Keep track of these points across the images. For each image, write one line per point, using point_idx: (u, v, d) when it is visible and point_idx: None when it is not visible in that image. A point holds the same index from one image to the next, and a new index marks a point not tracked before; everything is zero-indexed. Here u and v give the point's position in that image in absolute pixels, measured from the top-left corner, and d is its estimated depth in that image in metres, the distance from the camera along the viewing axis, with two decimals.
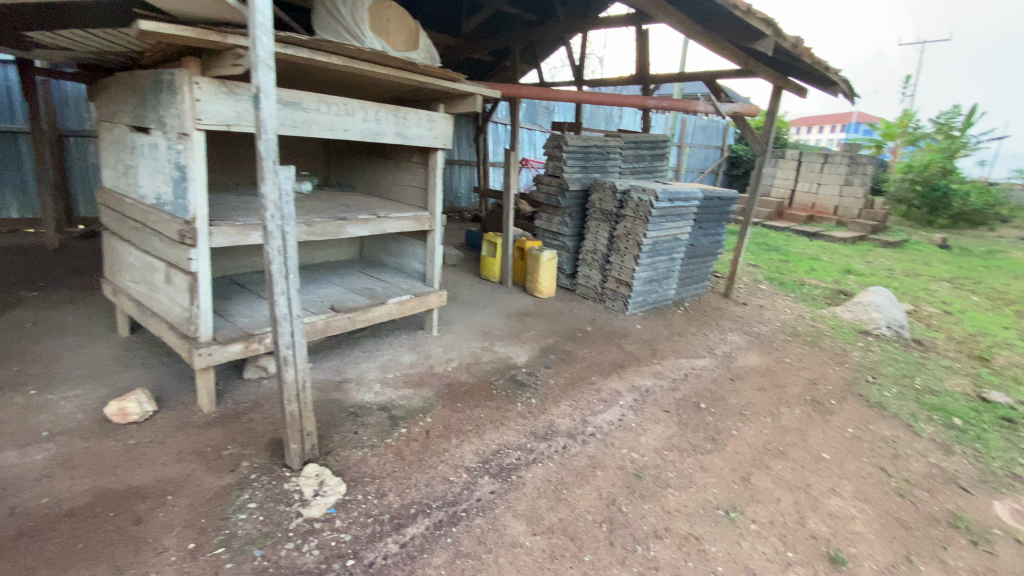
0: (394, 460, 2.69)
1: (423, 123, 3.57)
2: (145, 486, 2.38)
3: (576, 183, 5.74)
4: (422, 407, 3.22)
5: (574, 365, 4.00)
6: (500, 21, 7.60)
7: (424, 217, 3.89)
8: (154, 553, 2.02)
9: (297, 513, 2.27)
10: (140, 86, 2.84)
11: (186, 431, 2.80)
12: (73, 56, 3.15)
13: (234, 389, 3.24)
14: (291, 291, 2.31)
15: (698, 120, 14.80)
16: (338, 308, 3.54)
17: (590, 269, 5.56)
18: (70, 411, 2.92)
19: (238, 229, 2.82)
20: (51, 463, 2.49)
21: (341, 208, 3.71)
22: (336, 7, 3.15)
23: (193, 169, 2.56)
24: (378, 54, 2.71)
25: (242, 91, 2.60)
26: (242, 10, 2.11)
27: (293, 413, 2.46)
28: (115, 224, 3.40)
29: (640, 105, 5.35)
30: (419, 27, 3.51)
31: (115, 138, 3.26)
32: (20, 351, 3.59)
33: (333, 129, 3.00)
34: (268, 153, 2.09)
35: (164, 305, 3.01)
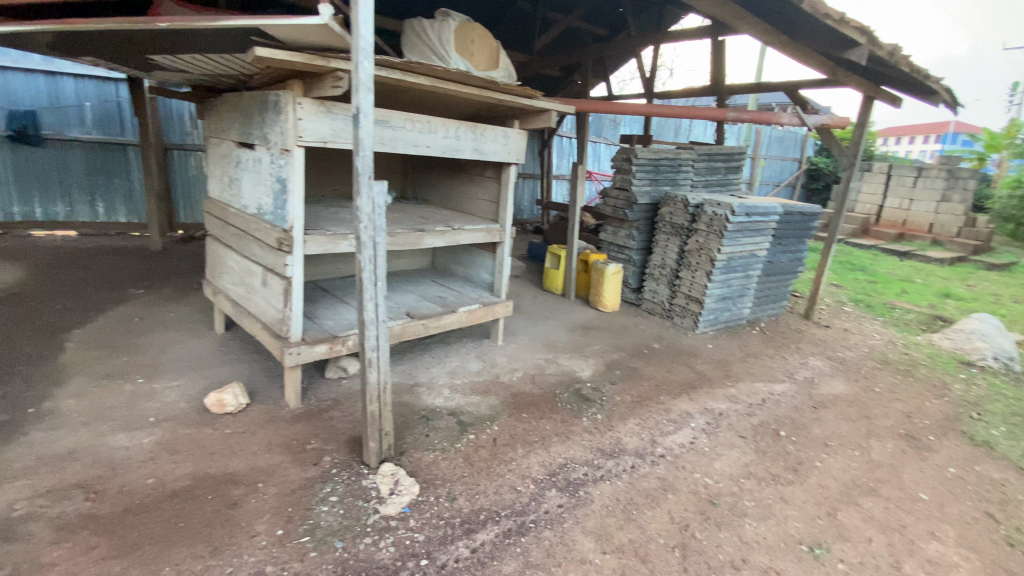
0: (464, 465, 2.75)
1: (499, 139, 3.67)
2: (238, 473, 2.58)
3: (645, 196, 5.66)
4: (490, 415, 3.28)
5: (642, 383, 3.92)
6: (571, 36, 7.67)
7: (495, 229, 3.98)
8: (246, 537, 2.18)
9: (375, 509, 2.38)
10: (247, 105, 3.13)
11: (274, 424, 3.01)
12: (191, 79, 3.50)
13: (315, 387, 3.46)
14: (378, 297, 2.45)
15: (775, 131, 14.18)
16: (413, 315, 3.69)
17: (658, 284, 5.45)
18: (174, 400, 3.22)
19: (329, 238, 3.02)
20: (157, 446, 2.75)
21: (418, 220, 3.88)
22: (426, 32, 3.41)
23: (293, 182, 2.78)
24: (463, 73, 2.83)
25: (339, 111, 2.80)
26: (346, 37, 2.28)
27: (373, 413, 2.59)
28: (218, 231, 3.74)
29: (718, 117, 5.19)
30: (500, 47, 3.65)
31: (223, 153, 3.60)
32: (133, 342, 4.01)
33: (417, 145, 3.16)
34: (365, 168, 2.24)
35: (259, 306, 3.26)
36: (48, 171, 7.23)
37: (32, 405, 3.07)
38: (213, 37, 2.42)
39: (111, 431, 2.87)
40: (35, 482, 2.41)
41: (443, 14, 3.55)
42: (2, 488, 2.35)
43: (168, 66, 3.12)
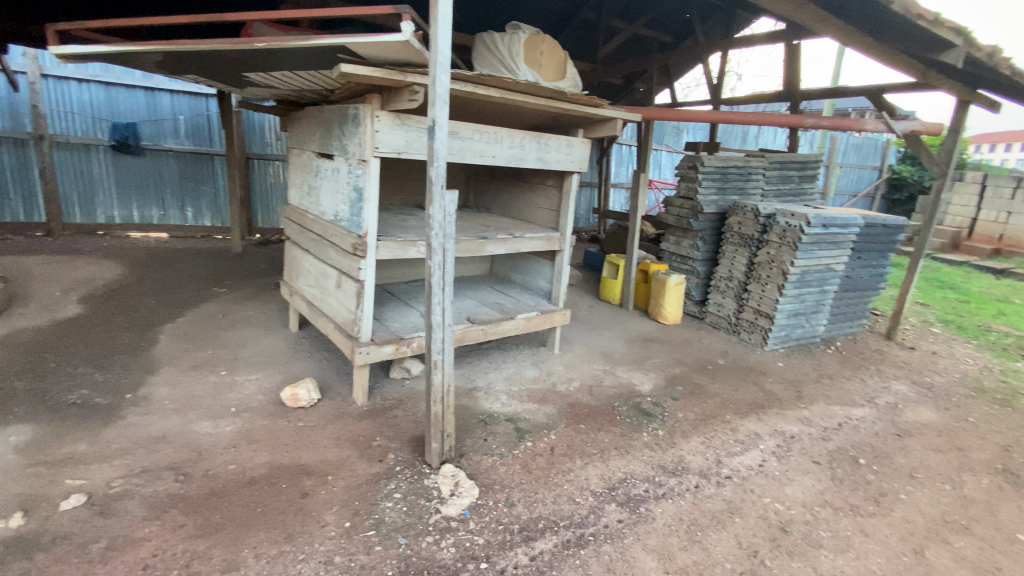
0: (522, 472, 2.76)
1: (563, 148, 3.69)
2: (309, 465, 2.72)
3: (712, 206, 5.50)
4: (547, 424, 3.27)
5: (706, 400, 3.78)
6: (635, 44, 7.59)
7: (555, 238, 4.00)
8: (317, 526, 2.29)
9: (436, 509, 2.44)
10: (328, 118, 3.33)
11: (342, 420, 3.16)
12: (278, 94, 3.77)
13: (380, 386, 3.59)
14: (446, 302, 2.52)
15: (851, 138, 13.36)
16: (473, 320, 3.76)
17: (723, 297, 5.25)
18: (253, 392, 3.46)
19: (399, 244, 3.16)
20: (238, 435, 2.96)
21: (481, 228, 3.96)
22: (496, 44, 3.49)
23: (369, 191, 2.93)
24: (533, 84, 2.88)
25: (413, 123, 2.92)
26: (424, 53, 2.39)
27: (436, 414, 2.66)
28: (297, 235, 3.99)
29: (795, 124, 4.96)
30: (568, 57, 3.68)
31: (303, 163, 3.84)
32: (217, 337, 4.34)
33: (484, 155, 3.24)
34: (438, 178, 2.33)
35: (333, 307, 3.45)
36: (146, 179, 7.98)
37: (132, 390, 3.38)
38: (303, 56, 2.60)
39: (198, 418, 3.11)
40: (134, 461, 2.65)
41: (514, 27, 3.63)
42: (107, 465, 2.60)
43: (259, 83, 3.37)
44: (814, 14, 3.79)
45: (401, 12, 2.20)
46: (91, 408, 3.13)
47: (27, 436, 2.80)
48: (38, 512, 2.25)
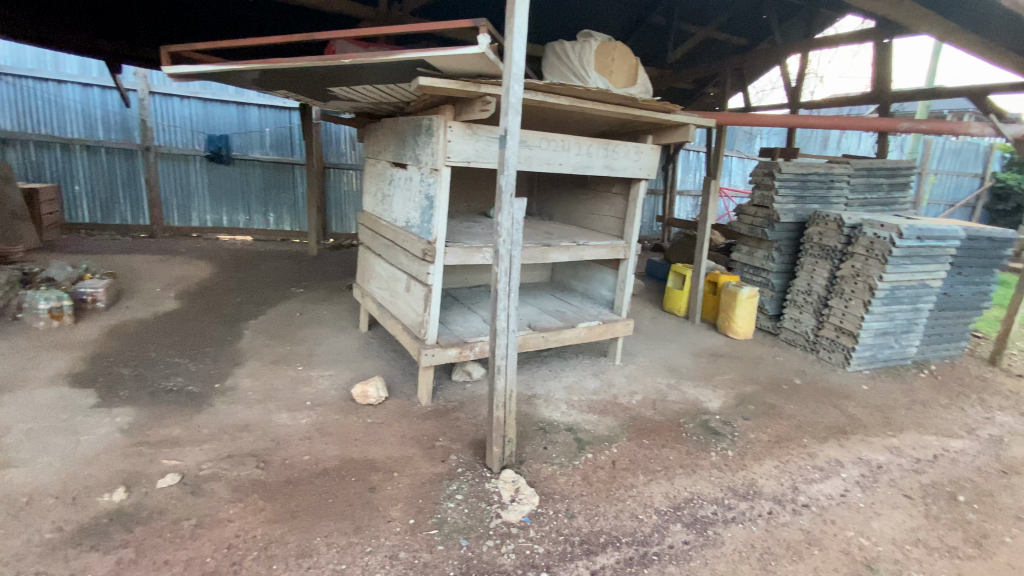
0: (583, 484, 2.72)
1: (631, 154, 3.63)
2: (377, 461, 2.83)
3: (790, 215, 5.22)
4: (609, 436, 3.21)
5: (780, 422, 3.57)
6: (706, 48, 7.37)
7: (620, 246, 3.93)
8: (384, 520, 2.38)
9: (497, 514, 2.45)
10: (403, 129, 3.48)
11: (408, 418, 3.27)
12: (357, 107, 3.99)
13: (443, 388, 3.68)
14: (511, 308, 2.55)
15: (948, 143, 12.23)
16: (534, 327, 3.76)
17: (800, 312, 4.95)
18: (326, 387, 3.65)
19: (466, 250, 3.23)
20: (312, 427, 3.13)
21: (545, 235, 3.97)
22: (567, 52, 3.52)
23: (439, 199, 3.03)
24: (603, 92, 2.86)
25: (483, 132, 2.98)
26: (499, 64, 2.44)
27: (498, 419, 2.68)
28: (369, 240, 4.18)
29: (887, 128, 4.58)
30: (639, 63, 3.62)
31: (378, 172, 4.03)
32: (294, 334, 4.62)
33: (551, 162, 3.25)
34: (508, 186, 2.36)
35: (401, 309, 3.58)
36: (234, 186, 8.67)
37: (219, 380, 3.67)
38: (382, 71, 2.73)
39: (276, 409, 3.32)
40: (220, 446, 2.87)
41: (585, 36, 3.64)
42: (196, 448, 2.84)
43: (341, 97, 3.58)
44: (911, 11, 3.52)
45: (477, 25, 2.26)
46: (184, 395, 3.43)
47: (130, 418, 3.10)
48: (138, 488, 2.48)
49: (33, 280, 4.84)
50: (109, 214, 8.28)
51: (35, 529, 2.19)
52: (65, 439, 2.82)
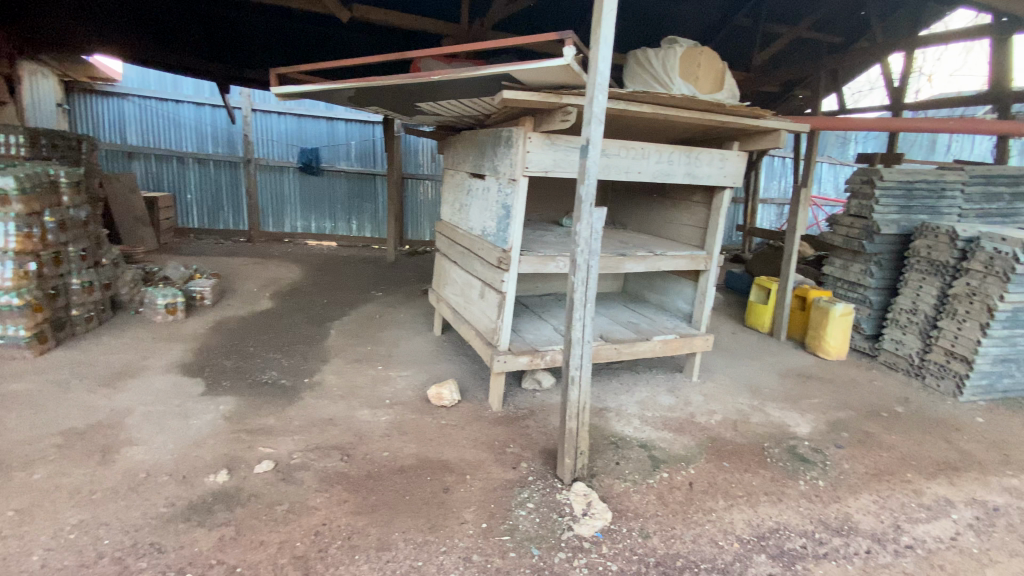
0: (658, 504, 2.63)
1: (714, 162, 3.50)
2: (450, 462, 2.90)
3: (892, 226, 4.79)
4: (685, 456, 3.08)
5: (879, 453, 3.25)
6: (796, 49, 6.96)
7: (701, 257, 3.77)
8: (458, 522, 2.42)
9: (569, 526, 2.43)
10: (482, 140, 3.57)
11: (480, 423, 3.32)
12: (438, 120, 4.15)
13: (513, 395, 3.71)
14: (586, 319, 2.52)
15: None
16: (607, 338, 3.69)
17: (903, 333, 4.50)
18: (404, 387, 3.80)
19: (540, 259, 3.25)
20: (391, 425, 3.27)
21: (621, 244, 3.90)
22: (650, 60, 3.46)
23: (516, 208, 3.07)
24: (689, 98, 2.79)
25: (562, 142, 3.00)
26: (582, 74, 2.45)
27: (570, 430, 2.66)
28: (446, 247, 4.32)
29: (1011, 131, 4.09)
30: (726, 67, 3.49)
31: (456, 182, 4.16)
32: (375, 335, 4.87)
33: (630, 171, 3.20)
34: (588, 196, 2.35)
35: (475, 315, 3.66)
36: (322, 195, 9.31)
37: (307, 375, 3.93)
38: (465, 86, 2.82)
39: (358, 406, 3.50)
40: (308, 438, 3.07)
41: (669, 42, 3.57)
42: (287, 438, 3.05)
43: (424, 111, 3.75)
44: None
45: (562, 38, 2.28)
46: (278, 387, 3.71)
47: (231, 406, 3.40)
48: (238, 472, 2.70)
49: (153, 278, 5.45)
50: (214, 219, 9.17)
51: (152, 503, 2.44)
52: (178, 422, 3.14)
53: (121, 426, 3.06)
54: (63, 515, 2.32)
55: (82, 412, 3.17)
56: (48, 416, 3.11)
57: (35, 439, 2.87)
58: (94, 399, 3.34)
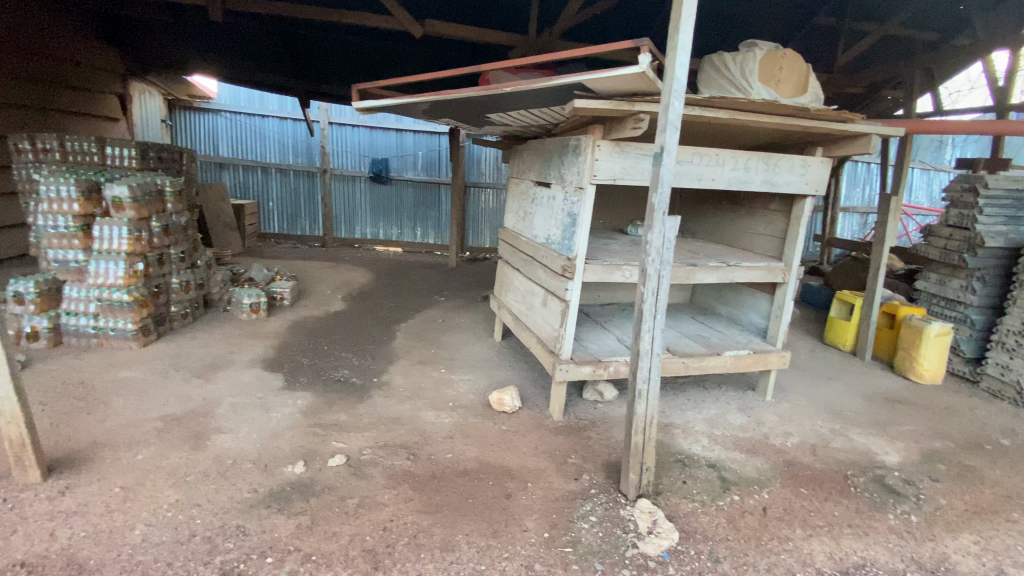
0: (728, 528, 2.50)
1: (796, 168, 3.31)
2: (512, 468, 2.91)
3: (998, 239, 4.33)
4: (758, 479, 2.91)
5: (983, 489, 2.92)
6: (885, 48, 6.49)
7: (778, 268, 3.57)
8: (520, 529, 2.42)
9: (633, 543, 2.36)
10: (549, 149, 3.59)
11: (541, 431, 3.32)
12: (506, 130, 4.22)
13: (574, 405, 3.67)
14: (656, 330, 2.45)
15: None
16: (674, 351, 3.57)
17: (1009, 357, 4.04)
18: (466, 391, 3.87)
19: (606, 268, 3.20)
20: (454, 427, 3.33)
21: (690, 254, 3.77)
22: (727, 64, 3.35)
23: (582, 217, 3.06)
24: (770, 103, 2.67)
25: (632, 149, 2.95)
26: (657, 81, 2.40)
27: (636, 445, 2.59)
28: (509, 255, 4.36)
29: None
30: (811, 70, 3.31)
31: (521, 190, 4.20)
32: (438, 339, 4.99)
33: (703, 178, 3.09)
34: (660, 204, 2.29)
35: (537, 323, 3.66)
36: (390, 203, 9.71)
37: (376, 375, 4.10)
38: (536, 96, 2.85)
39: (423, 407, 3.59)
40: (377, 435, 3.19)
41: (747, 47, 3.45)
42: (357, 434, 3.18)
43: (493, 122, 3.83)
44: None
45: (638, 46, 2.25)
46: (349, 385, 3.89)
47: (308, 401, 3.60)
48: (313, 464, 2.85)
49: (240, 279, 5.89)
50: (292, 226, 9.80)
51: (238, 488, 2.63)
52: (260, 414, 3.36)
53: (211, 415, 3.32)
54: (162, 494, 2.55)
55: (179, 401, 3.47)
56: (151, 402, 3.43)
57: (140, 422, 3.17)
58: (188, 389, 3.65)
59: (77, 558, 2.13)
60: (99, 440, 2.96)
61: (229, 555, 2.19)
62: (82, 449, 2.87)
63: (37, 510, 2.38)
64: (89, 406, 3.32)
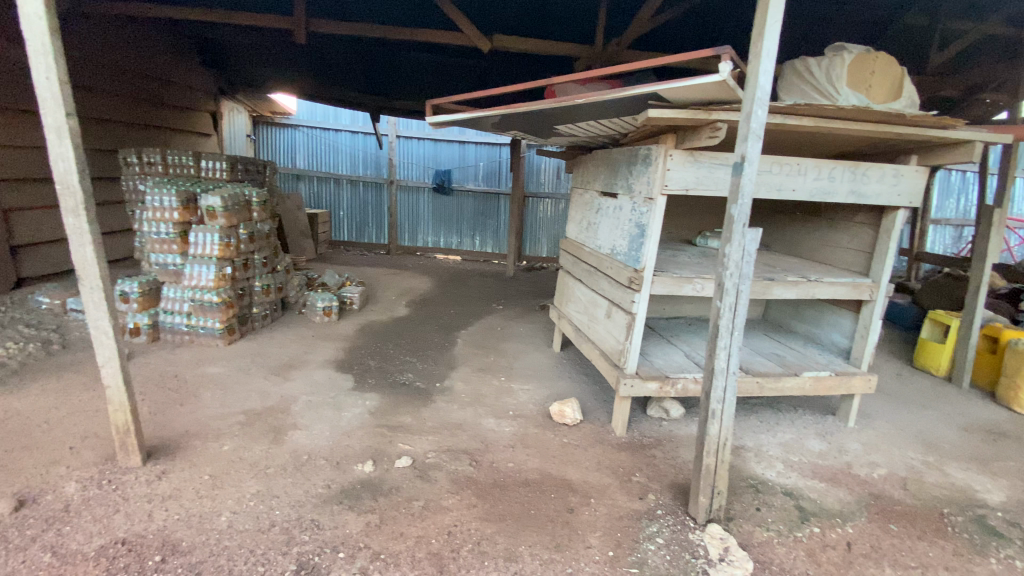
0: (808, 561, 2.34)
1: (886, 178, 3.09)
2: (574, 482, 2.87)
3: None
4: (841, 512, 2.70)
5: None
6: (986, 46, 5.94)
7: (864, 284, 3.33)
8: (583, 546, 2.37)
9: (703, 570, 2.26)
10: (616, 159, 3.55)
11: (604, 446, 3.26)
12: (571, 141, 4.21)
13: (638, 421, 3.57)
14: (733, 347, 2.35)
15: None
16: (746, 370, 3.40)
17: None
18: (526, 400, 3.87)
19: (675, 281, 3.11)
20: (515, 437, 3.34)
21: (766, 268, 3.59)
22: (810, 71, 3.19)
23: (652, 228, 2.99)
24: (860, 109, 2.51)
25: (706, 158, 2.86)
26: (738, 89, 2.33)
27: (707, 466, 2.48)
28: (571, 266, 4.34)
29: None
30: (905, 74, 3.08)
31: (585, 201, 4.18)
32: (497, 347, 5.04)
33: (783, 188, 2.95)
34: (740, 216, 2.21)
35: (601, 335, 3.61)
36: (451, 213, 9.97)
37: (439, 380, 4.19)
38: (607, 107, 2.83)
39: (485, 414, 3.63)
40: (440, 439, 3.25)
41: (834, 50, 3.26)
42: (422, 438, 3.26)
43: (560, 133, 3.84)
44: None
45: (719, 53, 2.19)
46: (413, 389, 4.00)
47: (375, 402, 3.73)
48: (381, 464, 2.95)
49: (314, 283, 6.23)
50: (360, 234, 10.27)
51: (312, 483, 2.76)
52: (332, 413, 3.52)
53: (288, 412, 3.51)
54: (244, 484, 2.72)
55: (259, 396, 3.70)
56: (235, 397, 3.68)
57: (225, 416, 3.41)
58: (268, 386, 3.89)
59: (171, 540, 2.30)
60: (190, 430, 3.21)
61: (305, 547, 2.29)
62: (176, 437, 3.11)
63: (138, 492, 2.60)
64: (182, 397, 3.60)
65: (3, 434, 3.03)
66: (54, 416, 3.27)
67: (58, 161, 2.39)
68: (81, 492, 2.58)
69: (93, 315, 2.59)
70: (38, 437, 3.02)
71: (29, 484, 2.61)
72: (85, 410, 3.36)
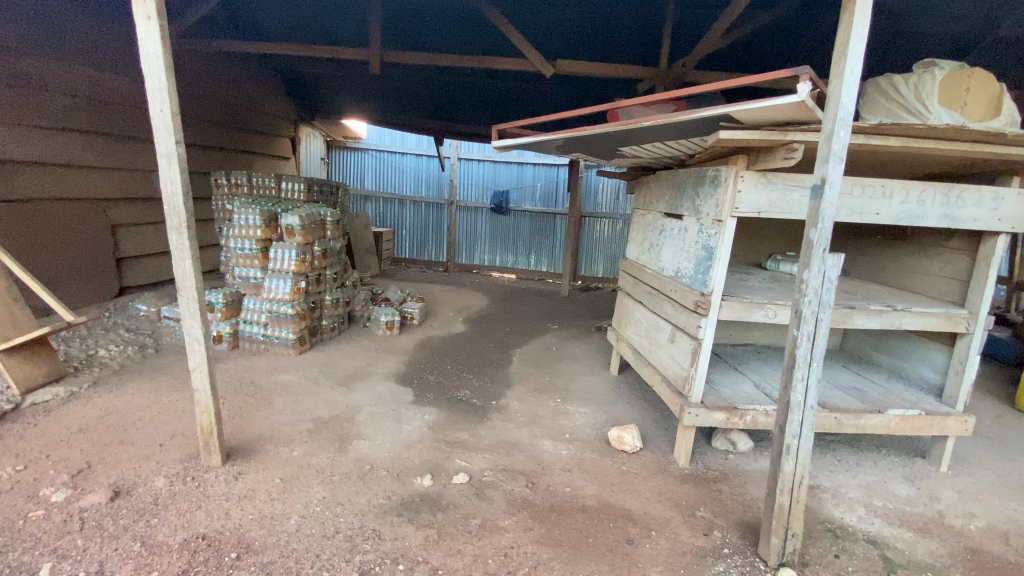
0: None
1: (984, 201, 2.85)
2: (633, 513, 2.78)
3: None
4: (933, 566, 2.45)
5: None
6: None
7: (959, 316, 3.04)
8: None
9: None
10: (681, 180, 3.50)
11: (666, 476, 3.15)
12: (635, 162, 4.19)
13: (701, 453, 3.42)
14: (811, 380, 2.22)
15: None
16: (823, 404, 3.19)
17: None
18: (583, 424, 3.82)
19: (746, 306, 2.99)
20: (571, 461, 3.29)
21: (845, 295, 3.37)
22: (896, 88, 3.02)
23: (721, 251, 2.91)
24: (953, 128, 2.35)
25: (780, 180, 2.76)
26: (818, 110, 2.24)
27: (781, 505, 2.33)
28: (631, 287, 4.27)
29: None
30: (1006, 89, 2.85)
31: (648, 222, 4.13)
32: (553, 367, 5.02)
33: (865, 212, 2.78)
34: (820, 241, 2.11)
35: (663, 361, 3.51)
36: (508, 232, 10.11)
37: (495, 398, 4.21)
38: (675, 130, 2.80)
39: (540, 435, 3.61)
40: (496, 458, 3.26)
41: (924, 66, 3.07)
42: (479, 455, 3.29)
43: (624, 154, 3.82)
44: None
45: (796, 73, 2.11)
46: (470, 405, 4.05)
47: (434, 417, 3.81)
48: (439, 479, 2.99)
49: (379, 298, 6.50)
50: (421, 251, 10.63)
51: (374, 493, 2.84)
52: (394, 425, 3.63)
53: (353, 421, 3.66)
54: (312, 490, 2.84)
55: (327, 406, 3.88)
56: (304, 405, 3.87)
57: (295, 422, 3.59)
58: (335, 395, 4.07)
59: (245, 538, 2.44)
60: (264, 434, 3.40)
61: (367, 556, 2.35)
62: (251, 440, 3.31)
63: (217, 490, 2.78)
64: (257, 403, 3.83)
65: (105, 429, 3.35)
66: (147, 414, 3.58)
67: (168, 183, 2.65)
68: (168, 487, 2.79)
69: (188, 323, 2.83)
70: (133, 434, 3.30)
71: (125, 476, 2.85)
72: (173, 410, 3.65)
